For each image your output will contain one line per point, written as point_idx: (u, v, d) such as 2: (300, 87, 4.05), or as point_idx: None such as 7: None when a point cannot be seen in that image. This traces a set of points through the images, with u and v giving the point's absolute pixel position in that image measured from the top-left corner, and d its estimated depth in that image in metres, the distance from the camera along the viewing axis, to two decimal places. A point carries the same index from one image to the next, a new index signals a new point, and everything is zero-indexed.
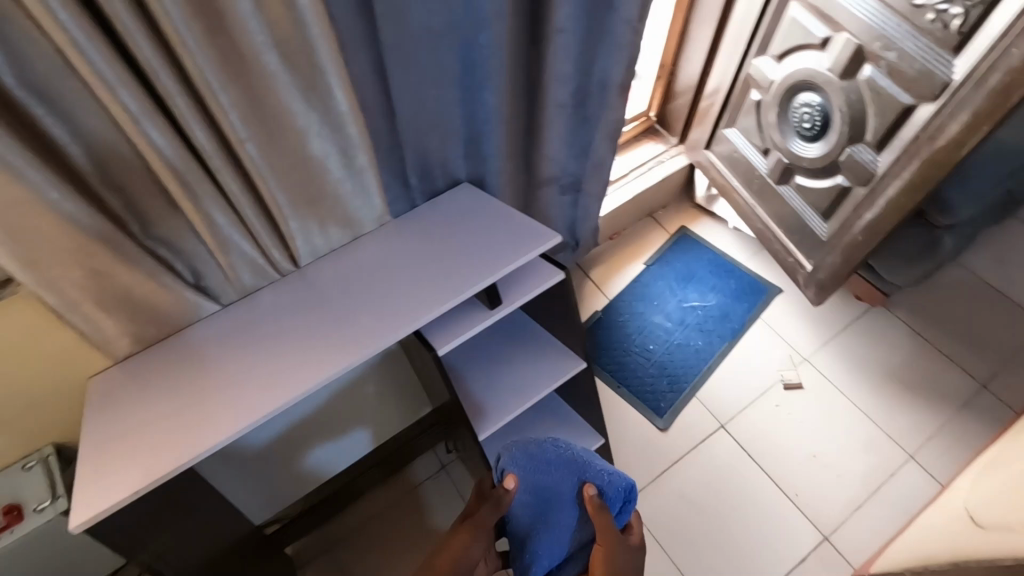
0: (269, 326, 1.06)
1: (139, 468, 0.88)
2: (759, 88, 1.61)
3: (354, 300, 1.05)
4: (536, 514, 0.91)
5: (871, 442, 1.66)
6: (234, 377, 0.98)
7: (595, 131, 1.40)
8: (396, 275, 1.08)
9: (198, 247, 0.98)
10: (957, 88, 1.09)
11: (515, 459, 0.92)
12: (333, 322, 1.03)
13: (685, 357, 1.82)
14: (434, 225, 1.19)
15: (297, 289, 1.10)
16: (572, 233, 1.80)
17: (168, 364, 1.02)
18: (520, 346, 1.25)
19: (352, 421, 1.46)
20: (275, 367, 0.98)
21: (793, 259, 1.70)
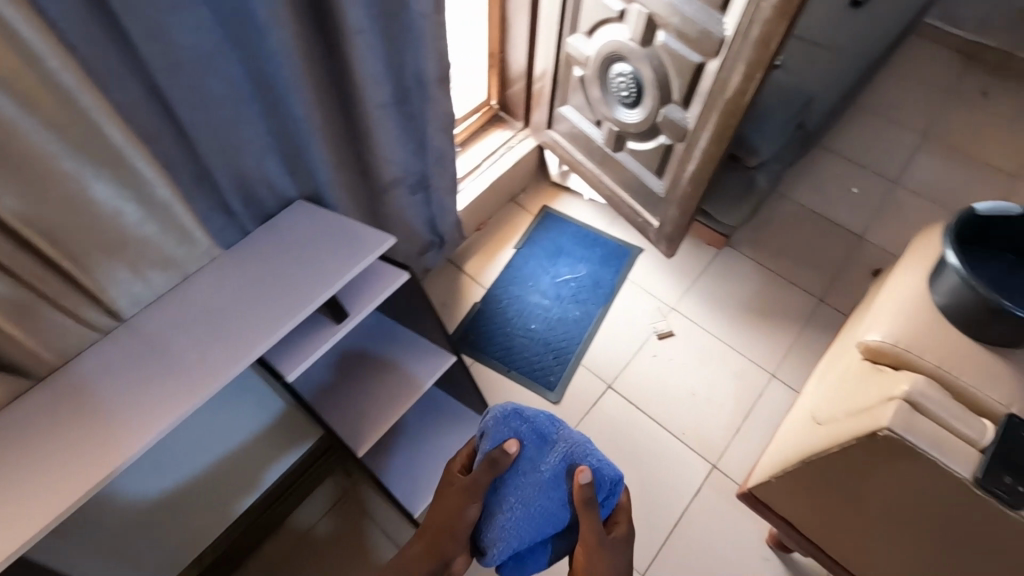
0: (96, 385, 0.95)
1: None
2: (579, 64, 1.69)
3: (192, 338, 0.99)
4: (517, 488, 0.90)
5: (738, 370, 1.82)
6: (59, 448, 0.87)
7: (426, 127, 1.40)
8: (235, 304, 1.03)
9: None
10: (730, 43, 1.21)
11: (505, 422, 0.93)
12: (172, 366, 0.95)
13: (566, 329, 1.89)
14: (269, 247, 1.14)
15: (122, 341, 1.00)
16: (434, 231, 1.80)
17: None
18: (388, 353, 1.24)
19: (233, 468, 1.36)
20: (111, 426, 0.89)
21: (642, 218, 1.81)
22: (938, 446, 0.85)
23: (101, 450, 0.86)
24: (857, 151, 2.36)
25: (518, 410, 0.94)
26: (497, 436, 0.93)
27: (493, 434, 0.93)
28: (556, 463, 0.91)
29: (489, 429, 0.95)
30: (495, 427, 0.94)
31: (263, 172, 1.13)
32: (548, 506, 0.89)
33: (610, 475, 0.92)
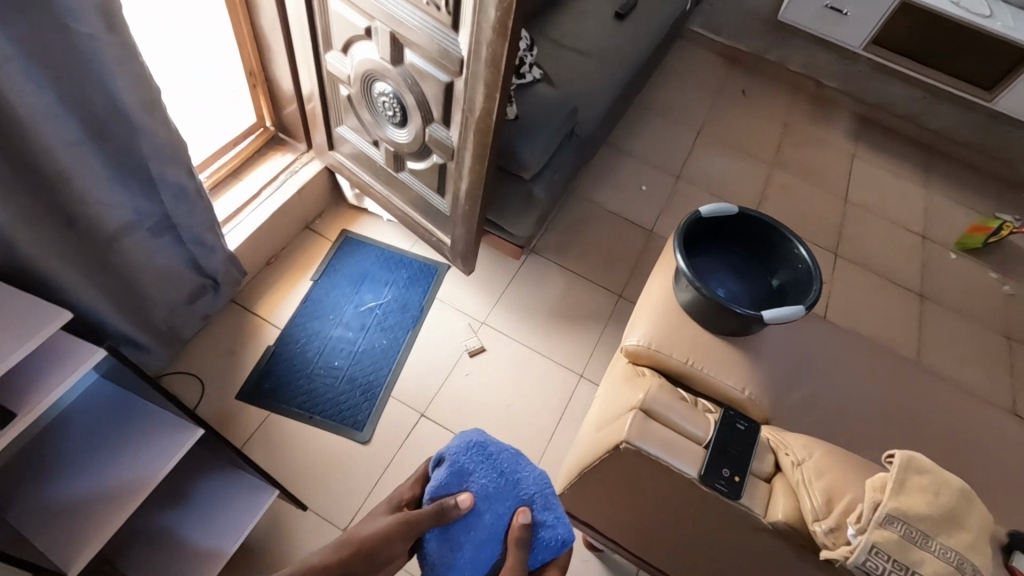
0: None
1: None
2: (343, 83, 1.59)
3: None
4: (461, 525, 0.91)
5: (550, 377, 1.85)
6: None
7: (150, 165, 1.21)
8: None
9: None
10: (467, 62, 1.20)
11: (464, 453, 0.95)
12: None
13: (373, 360, 1.79)
14: None
15: None
16: (203, 272, 1.59)
17: None
18: (122, 437, 1.09)
19: None
20: None
21: (435, 237, 1.77)
22: (667, 449, 0.88)
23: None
24: (644, 151, 2.54)
25: (487, 447, 0.96)
26: (457, 468, 0.94)
27: (454, 468, 0.93)
28: (506, 507, 0.92)
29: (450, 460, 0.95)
30: (459, 457, 0.95)
31: None
32: (490, 554, 0.91)
33: (556, 530, 0.94)
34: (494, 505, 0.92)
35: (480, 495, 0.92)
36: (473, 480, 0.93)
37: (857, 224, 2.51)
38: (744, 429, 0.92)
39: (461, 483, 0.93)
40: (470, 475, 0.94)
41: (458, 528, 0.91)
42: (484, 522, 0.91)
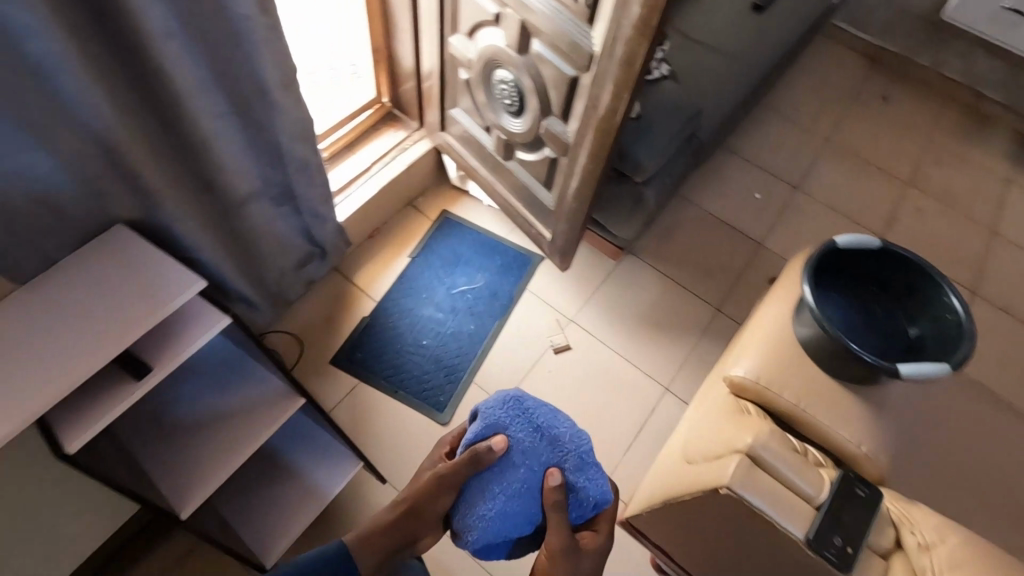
0: None
1: None
2: (464, 66, 1.58)
3: None
4: (494, 477, 0.88)
5: (633, 384, 1.80)
6: None
7: (281, 140, 1.27)
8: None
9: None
10: (598, 58, 1.14)
11: (501, 406, 0.90)
12: None
13: (460, 344, 1.81)
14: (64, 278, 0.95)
15: None
16: (313, 240, 1.66)
17: None
18: (235, 401, 1.15)
19: None
20: None
21: (535, 230, 1.74)
22: (774, 505, 0.82)
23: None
24: (762, 155, 2.36)
25: (522, 401, 0.90)
26: (491, 422, 0.89)
27: (489, 420, 0.89)
28: (541, 464, 0.87)
29: (484, 412, 0.91)
30: (492, 410, 0.91)
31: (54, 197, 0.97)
32: (524, 509, 0.88)
33: (593, 486, 0.89)
34: (528, 460, 0.87)
35: (514, 449, 0.88)
36: (507, 433, 0.89)
37: (1002, 260, 2.22)
38: (863, 496, 0.85)
39: (494, 436, 0.89)
40: (504, 428, 0.89)
41: (490, 481, 0.88)
42: (517, 476, 0.87)
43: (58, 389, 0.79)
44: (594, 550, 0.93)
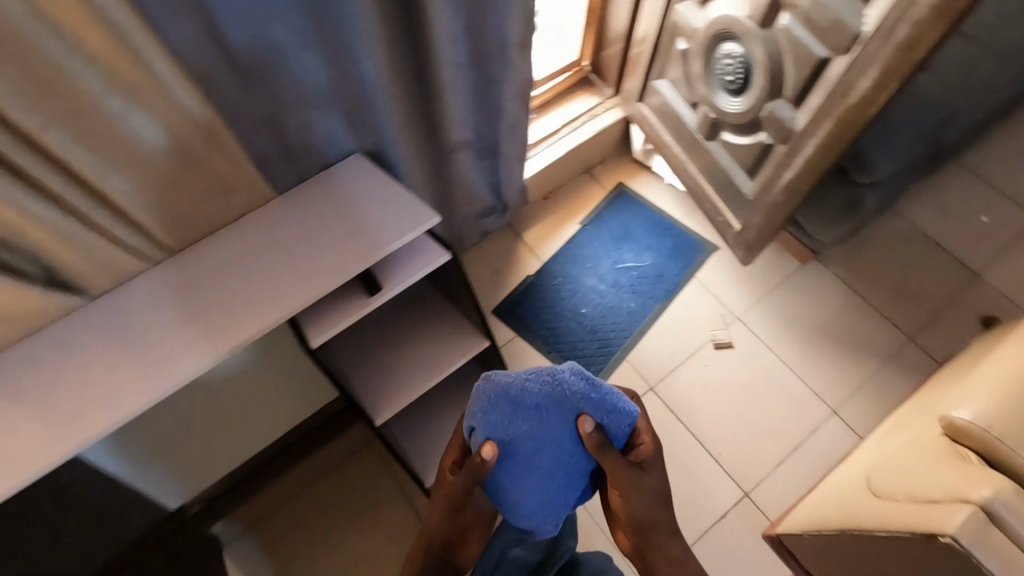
0: (135, 320, 0.98)
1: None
2: (685, 36, 1.51)
3: (224, 287, 0.99)
4: (525, 462, 0.89)
5: (796, 399, 1.68)
6: (94, 373, 0.92)
7: (502, 93, 1.31)
8: (261, 258, 1.02)
9: (48, 251, 0.91)
10: (866, 41, 1.02)
11: (490, 411, 0.86)
12: (200, 311, 0.97)
13: (617, 319, 1.80)
14: (314, 197, 1.10)
15: (168, 276, 1.03)
16: (498, 195, 1.72)
17: (32, 363, 0.95)
18: (429, 336, 1.19)
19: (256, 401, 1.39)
20: (138, 357, 0.93)
21: (722, 218, 1.65)
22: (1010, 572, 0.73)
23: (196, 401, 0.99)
24: (1001, 173, 2.02)
25: (505, 390, 0.86)
26: (489, 422, 0.87)
27: (487, 429, 0.87)
28: (560, 431, 0.88)
29: (479, 413, 0.88)
30: (487, 409, 0.87)
31: (321, 123, 1.10)
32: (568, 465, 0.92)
33: (622, 409, 0.90)
34: (536, 437, 0.87)
35: (520, 436, 0.87)
36: (510, 421, 0.87)
37: None
38: None
39: (496, 432, 0.87)
40: (504, 422, 0.87)
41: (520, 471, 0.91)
42: (545, 446, 0.89)
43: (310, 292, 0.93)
44: (650, 457, 0.93)
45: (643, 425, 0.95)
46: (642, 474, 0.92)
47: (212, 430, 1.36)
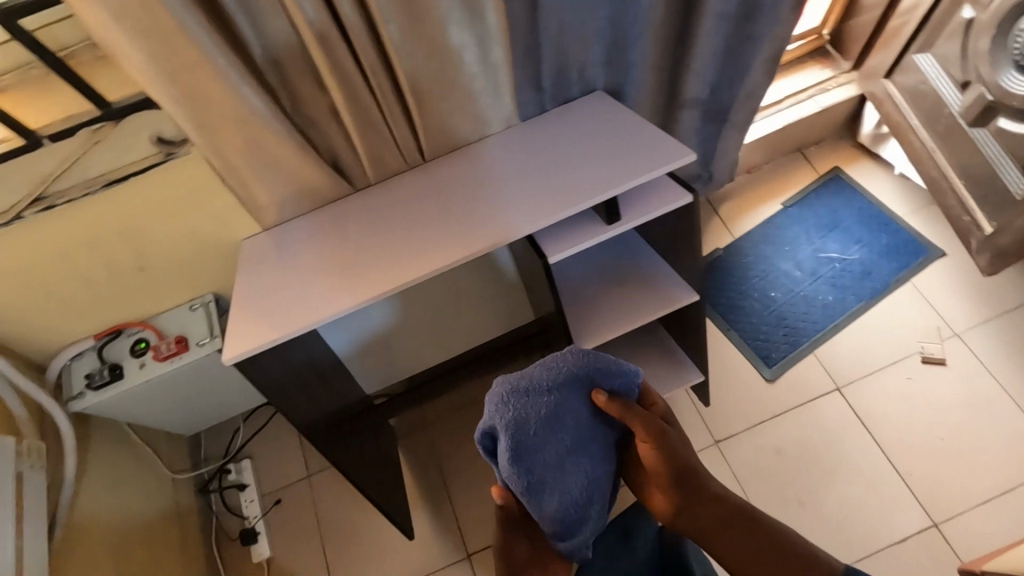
0: (390, 213, 1.10)
1: (280, 320, 0.97)
2: (975, 3, 1.32)
3: (469, 197, 1.08)
4: (550, 463, 0.78)
5: (1018, 437, 1.46)
6: (357, 252, 1.05)
7: (757, 52, 1.23)
8: (505, 178, 1.09)
9: (347, 139, 1.05)
10: None
11: (504, 406, 0.80)
12: (447, 214, 1.06)
13: (810, 310, 1.67)
14: (557, 132, 1.15)
15: (420, 180, 1.14)
16: (705, 167, 1.55)
17: (310, 235, 1.11)
18: (625, 281, 1.20)
19: (453, 311, 1.52)
20: (393, 243, 1.04)
21: (969, 218, 1.46)
22: None
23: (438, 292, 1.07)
24: None
25: (517, 382, 0.81)
26: (506, 426, 0.79)
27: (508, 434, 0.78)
28: (570, 415, 0.80)
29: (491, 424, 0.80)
30: (495, 419, 0.80)
31: (581, 55, 1.13)
32: (595, 453, 0.80)
33: (628, 372, 0.84)
34: (552, 427, 0.79)
35: (535, 432, 0.79)
36: (525, 413, 0.79)
37: None
38: None
39: (515, 432, 0.79)
40: (519, 418, 0.79)
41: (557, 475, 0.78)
42: (563, 436, 0.79)
43: (557, 211, 0.97)
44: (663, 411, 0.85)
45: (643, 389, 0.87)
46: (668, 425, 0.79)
47: (412, 328, 1.51)
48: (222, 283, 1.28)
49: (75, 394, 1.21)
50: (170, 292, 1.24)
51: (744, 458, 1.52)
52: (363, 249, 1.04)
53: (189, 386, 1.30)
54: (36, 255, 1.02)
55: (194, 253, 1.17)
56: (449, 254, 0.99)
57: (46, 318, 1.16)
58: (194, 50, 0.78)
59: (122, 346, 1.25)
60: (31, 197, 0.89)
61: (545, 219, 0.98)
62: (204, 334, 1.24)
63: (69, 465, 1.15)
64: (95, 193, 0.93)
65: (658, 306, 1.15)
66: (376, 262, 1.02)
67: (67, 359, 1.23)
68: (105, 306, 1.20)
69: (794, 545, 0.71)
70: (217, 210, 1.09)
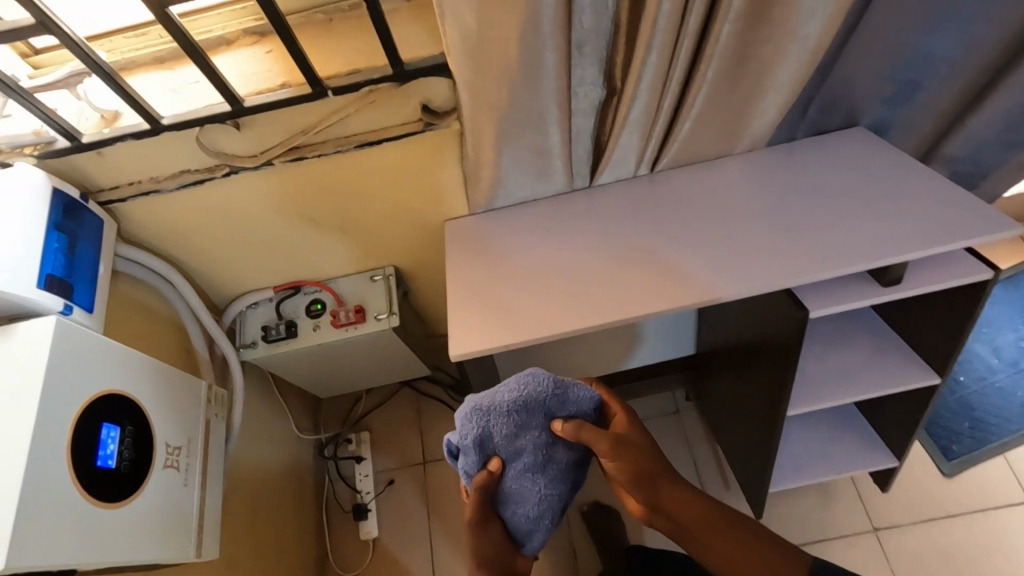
0: (618, 226, 1.00)
1: (503, 326, 0.90)
2: None
3: (711, 226, 0.97)
4: (514, 477, 0.89)
5: None
6: (583, 262, 0.96)
7: None
8: (753, 211, 0.97)
9: (598, 138, 0.96)
10: None
11: (466, 424, 0.87)
12: (685, 239, 0.96)
13: (1006, 406, 1.48)
14: (811, 167, 1.02)
15: (650, 194, 1.04)
16: None
17: (526, 231, 1.03)
18: (829, 345, 1.06)
19: (616, 328, 1.42)
20: (624, 260, 0.95)
21: None
22: None
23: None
24: None
25: (480, 402, 0.87)
26: (476, 446, 0.87)
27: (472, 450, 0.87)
28: (529, 442, 0.88)
29: (461, 441, 0.88)
30: (463, 438, 0.87)
31: (863, 83, 1.01)
32: (553, 467, 0.91)
33: (584, 396, 0.90)
34: (517, 446, 0.88)
35: (503, 449, 0.88)
36: (492, 433, 0.87)
37: None
38: None
39: (483, 448, 0.88)
40: (488, 438, 0.87)
41: (521, 488, 0.89)
42: (525, 453, 0.88)
43: (835, 269, 0.84)
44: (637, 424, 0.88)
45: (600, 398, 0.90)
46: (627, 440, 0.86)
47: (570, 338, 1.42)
48: (406, 258, 1.22)
49: (248, 343, 1.18)
50: (357, 258, 1.19)
51: (908, 555, 1.35)
52: (591, 262, 0.95)
53: (351, 355, 1.26)
54: (260, 202, 0.97)
55: (397, 223, 1.11)
56: (697, 289, 0.88)
57: (241, 264, 1.13)
58: (522, 20, 0.69)
59: (296, 303, 1.21)
60: (288, 147, 0.85)
61: (817, 273, 0.85)
62: (383, 309, 1.20)
63: (239, 418, 1.10)
64: (346, 152, 0.88)
65: (846, 391, 1.00)
66: (609, 278, 0.93)
67: (244, 306, 1.20)
68: (295, 261, 1.16)
69: (780, 538, 0.79)
70: (438, 184, 1.03)
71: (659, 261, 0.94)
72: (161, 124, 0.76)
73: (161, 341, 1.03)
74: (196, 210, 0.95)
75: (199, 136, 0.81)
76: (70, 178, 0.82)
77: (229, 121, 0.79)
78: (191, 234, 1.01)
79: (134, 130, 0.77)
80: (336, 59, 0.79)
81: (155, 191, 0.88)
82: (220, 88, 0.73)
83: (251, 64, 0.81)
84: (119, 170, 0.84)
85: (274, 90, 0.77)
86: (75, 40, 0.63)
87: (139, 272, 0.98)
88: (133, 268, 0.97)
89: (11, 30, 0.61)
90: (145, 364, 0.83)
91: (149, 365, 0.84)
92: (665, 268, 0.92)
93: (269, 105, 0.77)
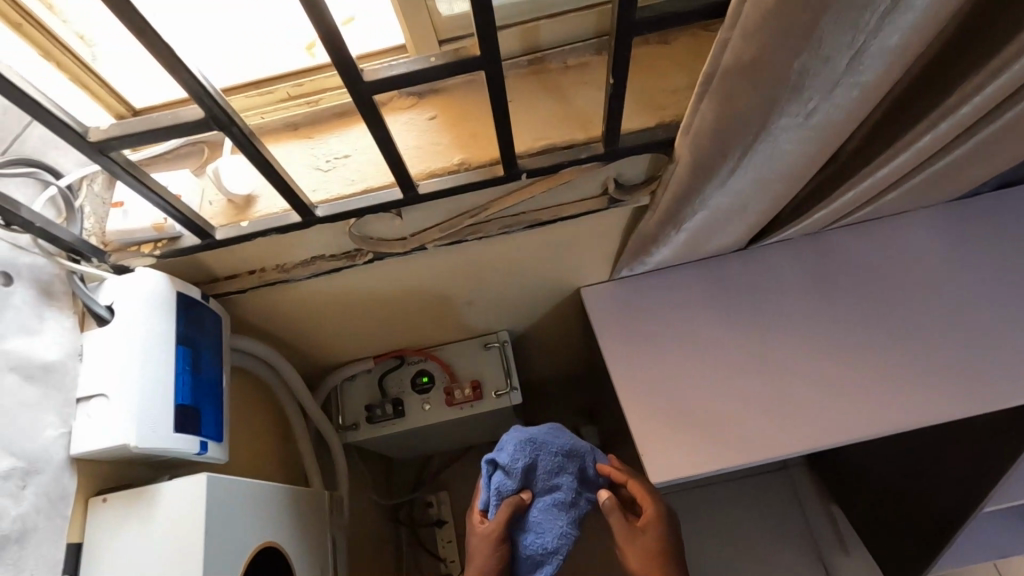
0: (787, 310, 0.93)
1: (688, 441, 0.85)
2: None
3: (893, 316, 0.91)
4: (542, 518, 0.74)
5: None
6: (756, 358, 0.91)
7: None
8: (938, 300, 0.91)
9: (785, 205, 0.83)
10: None
11: (511, 447, 0.75)
12: (868, 332, 0.90)
13: None
14: (994, 241, 0.94)
15: (813, 267, 0.96)
16: None
17: (685, 313, 0.94)
18: None
19: None
20: (802, 356, 0.90)
21: None
22: None
23: (860, 421, 0.84)
24: None
25: (529, 428, 0.77)
26: (518, 471, 0.74)
27: (507, 474, 0.74)
28: (567, 485, 0.76)
29: (502, 464, 0.75)
30: (504, 460, 0.75)
31: None
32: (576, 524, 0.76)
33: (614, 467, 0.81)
34: (554, 487, 0.75)
35: (540, 484, 0.75)
36: (538, 463, 0.75)
37: None
38: None
39: (523, 477, 0.75)
40: (530, 469, 0.75)
41: (545, 532, 0.73)
42: (561, 495, 0.75)
43: None
44: (661, 512, 0.73)
45: (625, 478, 0.78)
46: (645, 528, 0.72)
47: None
48: (521, 321, 1.08)
49: (348, 425, 1.04)
50: (470, 326, 1.05)
51: None
52: (766, 359, 0.90)
53: (456, 427, 1.13)
54: (392, 282, 0.83)
55: (526, 291, 0.97)
56: (892, 402, 0.84)
57: (347, 339, 0.98)
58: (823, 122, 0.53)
59: (398, 376, 1.07)
60: (448, 232, 0.71)
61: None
62: (501, 383, 1.05)
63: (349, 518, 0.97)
64: (511, 233, 0.74)
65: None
66: (792, 379, 0.88)
67: (341, 380, 1.06)
68: (404, 333, 1.02)
69: None
70: (588, 255, 0.89)
71: (842, 361, 0.89)
72: (312, 216, 0.62)
73: (267, 439, 0.89)
74: (319, 294, 0.81)
75: (351, 226, 0.67)
76: (184, 269, 0.68)
77: (392, 211, 0.65)
78: (304, 317, 0.86)
79: (280, 224, 0.62)
80: (523, 129, 0.64)
81: (282, 280, 0.73)
82: (399, 177, 0.58)
83: (409, 132, 0.66)
84: (244, 259, 0.70)
85: (450, 171, 0.63)
86: (247, 133, 0.49)
87: (251, 364, 0.84)
88: (247, 359, 0.83)
89: (166, 124, 0.47)
90: (285, 498, 0.70)
91: (289, 496, 0.71)
92: (851, 373, 0.88)
93: (447, 192, 0.63)
